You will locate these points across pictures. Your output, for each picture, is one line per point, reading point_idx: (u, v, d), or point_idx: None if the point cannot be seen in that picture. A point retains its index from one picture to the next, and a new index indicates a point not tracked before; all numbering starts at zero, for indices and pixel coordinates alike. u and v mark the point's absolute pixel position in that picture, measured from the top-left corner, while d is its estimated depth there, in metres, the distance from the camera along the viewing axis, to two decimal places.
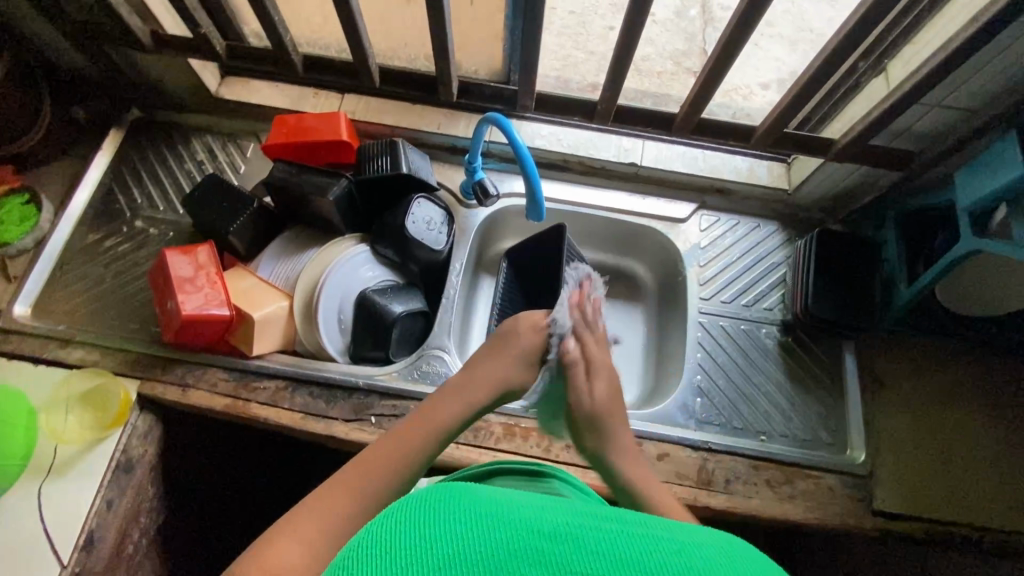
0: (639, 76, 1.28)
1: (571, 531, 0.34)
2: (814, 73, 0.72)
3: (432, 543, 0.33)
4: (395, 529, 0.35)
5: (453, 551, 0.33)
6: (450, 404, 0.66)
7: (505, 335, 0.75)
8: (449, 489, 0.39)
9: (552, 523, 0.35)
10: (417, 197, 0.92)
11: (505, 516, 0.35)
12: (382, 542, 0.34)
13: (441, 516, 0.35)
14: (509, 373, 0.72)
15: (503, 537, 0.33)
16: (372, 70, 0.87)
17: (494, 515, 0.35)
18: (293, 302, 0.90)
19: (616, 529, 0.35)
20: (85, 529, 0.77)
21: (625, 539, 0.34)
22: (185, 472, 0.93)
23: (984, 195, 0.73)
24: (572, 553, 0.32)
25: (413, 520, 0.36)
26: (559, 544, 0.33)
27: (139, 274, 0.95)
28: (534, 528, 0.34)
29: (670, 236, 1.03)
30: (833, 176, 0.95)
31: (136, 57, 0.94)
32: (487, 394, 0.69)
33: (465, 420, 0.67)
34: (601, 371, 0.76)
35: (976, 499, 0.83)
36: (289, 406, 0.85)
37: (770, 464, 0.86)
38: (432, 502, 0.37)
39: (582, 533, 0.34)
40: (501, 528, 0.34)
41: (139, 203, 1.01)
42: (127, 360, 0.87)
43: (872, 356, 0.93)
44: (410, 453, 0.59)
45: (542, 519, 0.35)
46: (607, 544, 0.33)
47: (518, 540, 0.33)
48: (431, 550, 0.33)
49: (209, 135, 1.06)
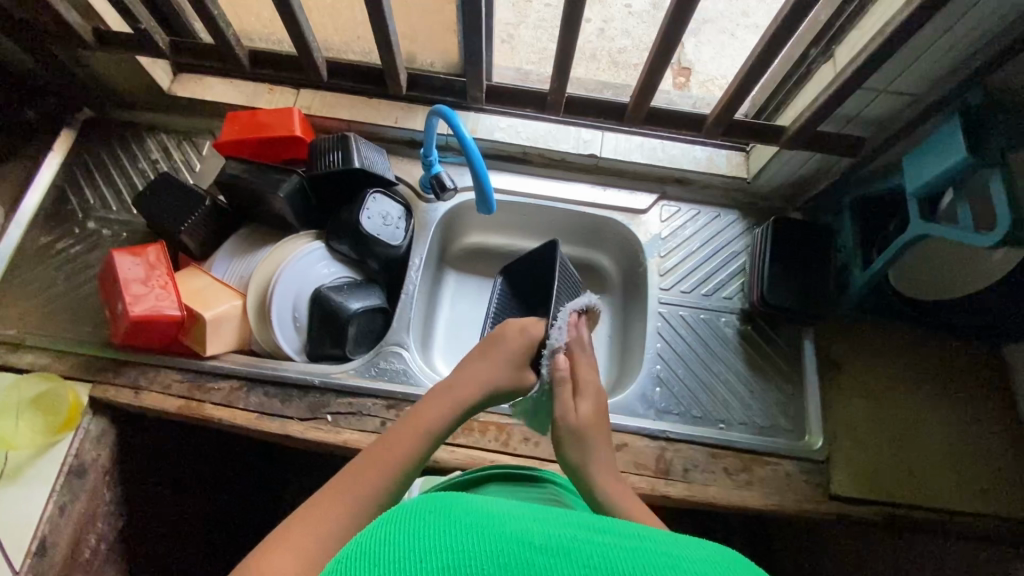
0: (613, 68, 1.27)
1: (562, 544, 0.34)
2: (757, 60, 0.72)
3: (420, 556, 0.33)
4: (384, 540, 0.35)
5: (444, 560, 0.33)
6: (433, 411, 0.64)
7: (494, 335, 0.74)
8: (443, 501, 0.39)
9: (544, 536, 0.35)
10: (372, 192, 0.92)
11: (496, 528, 0.35)
12: (375, 547, 0.34)
13: (430, 529, 0.35)
14: (495, 371, 0.70)
15: (494, 550, 0.33)
16: (319, 65, 0.86)
17: (486, 527, 0.35)
18: (246, 301, 0.89)
19: (607, 543, 0.35)
20: (37, 535, 0.76)
21: (616, 551, 0.34)
22: (146, 476, 0.93)
23: (926, 178, 0.73)
24: (561, 564, 0.32)
25: (406, 528, 0.36)
26: (546, 556, 0.33)
27: (91, 276, 0.93)
28: (525, 540, 0.34)
29: (630, 227, 1.03)
30: (790, 163, 0.95)
31: (83, 55, 0.93)
32: (473, 391, 0.68)
33: (451, 423, 0.65)
34: (589, 391, 0.72)
35: (931, 481, 0.84)
36: (243, 406, 0.84)
37: (728, 451, 0.87)
38: (424, 512, 0.38)
39: (573, 547, 0.34)
40: (493, 542, 0.34)
41: (91, 204, 0.99)
42: (79, 364, 0.86)
43: (829, 341, 0.94)
44: (389, 467, 0.57)
45: (534, 532, 0.35)
46: (597, 556, 0.33)
47: (508, 553, 0.33)
48: (423, 558, 0.33)
49: (164, 133, 1.05)
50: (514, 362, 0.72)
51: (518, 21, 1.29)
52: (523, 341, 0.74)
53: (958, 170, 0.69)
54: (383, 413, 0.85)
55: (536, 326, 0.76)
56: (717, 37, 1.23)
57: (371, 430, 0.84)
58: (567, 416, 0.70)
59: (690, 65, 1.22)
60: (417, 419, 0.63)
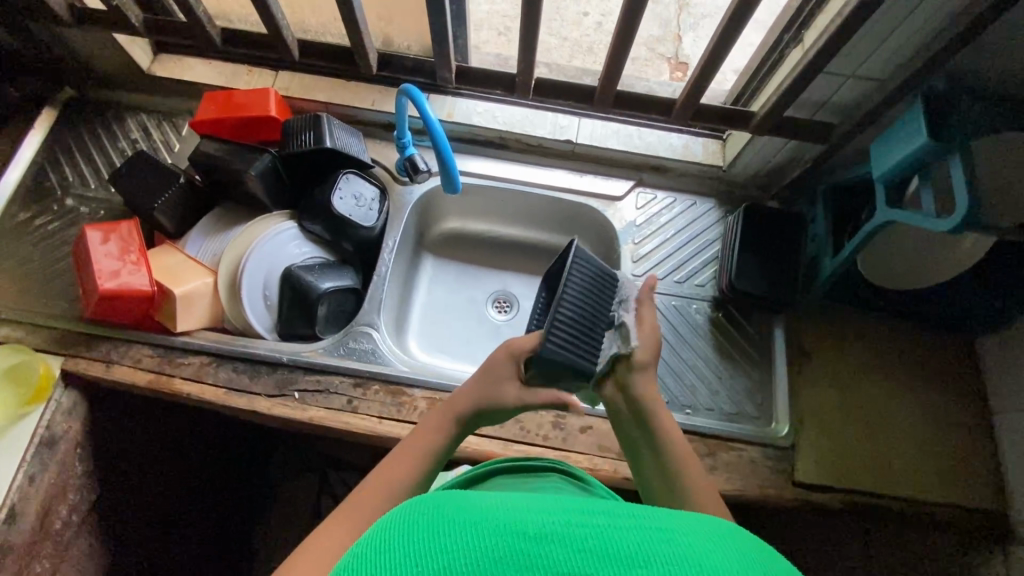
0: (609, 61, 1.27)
1: (558, 530, 0.32)
2: (720, 42, 0.72)
3: (413, 561, 0.31)
4: (376, 549, 0.33)
5: (438, 567, 0.31)
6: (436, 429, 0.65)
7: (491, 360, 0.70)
8: (428, 499, 0.36)
9: (537, 522, 0.33)
10: (345, 173, 0.93)
11: (488, 521, 0.33)
12: (365, 563, 0.32)
13: (422, 528, 0.33)
14: (484, 386, 0.68)
15: (488, 545, 0.31)
16: (291, 44, 0.87)
17: (477, 522, 0.33)
18: (218, 279, 0.90)
19: (605, 522, 0.33)
20: (6, 503, 0.78)
21: (614, 531, 0.32)
22: (118, 450, 0.94)
23: (892, 163, 0.73)
24: (559, 557, 0.31)
25: (394, 536, 0.33)
26: (541, 546, 0.31)
27: (67, 252, 0.95)
28: (518, 531, 0.32)
29: (605, 213, 1.03)
30: (763, 150, 0.95)
31: (63, 33, 0.94)
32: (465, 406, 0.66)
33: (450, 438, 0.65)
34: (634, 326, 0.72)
35: (896, 469, 0.84)
36: (212, 381, 0.85)
37: (693, 436, 0.87)
38: (409, 516, 0.35)
39: (571, 531, 0.32)
40: (486, 534, 0.32)
41: (70, 181, 1.00)
42: (52, 337, 0.87)
43: (800, 330, 0.94)
44: (396, 483, 0.58)
45: (527, 518, 0.33)
46: (595, 540, 0.32)
47: (503, 549, 0.31)
48: (416, 567, 0.31)
49: (144, 113, 1.06)
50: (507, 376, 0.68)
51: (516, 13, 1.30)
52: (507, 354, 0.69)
53: (921, 155, 0.69)
54: (350, 391, 0.86)
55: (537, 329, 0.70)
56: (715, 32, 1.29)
57: (338, 408, 0.84)
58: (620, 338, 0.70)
59: (688, 59, 1.27)
60: (421, 437, 0.64)
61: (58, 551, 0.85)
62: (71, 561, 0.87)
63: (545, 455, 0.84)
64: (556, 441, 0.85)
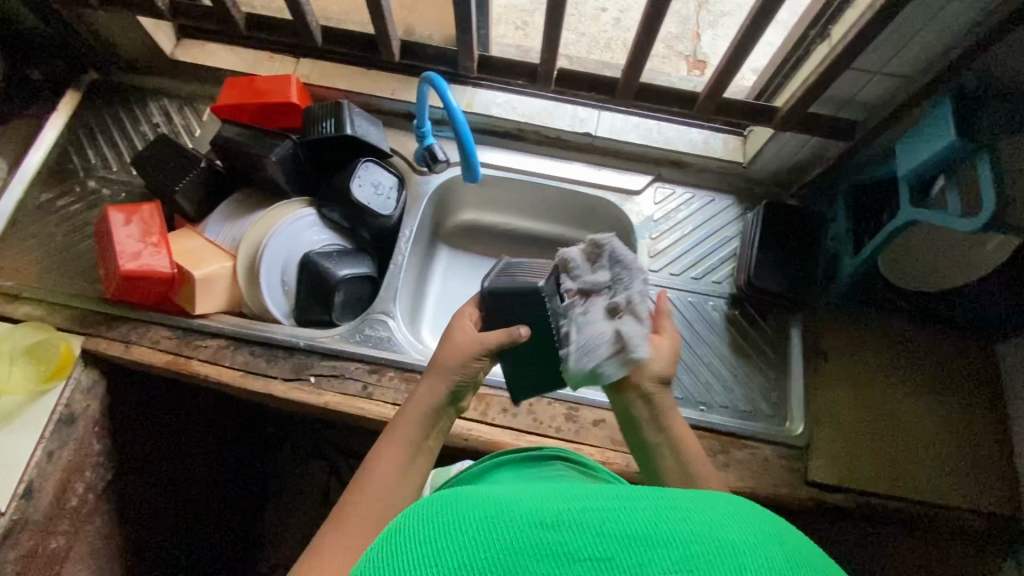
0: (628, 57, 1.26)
1: (576, 518, 0.33)
2: (747, 37, 0.72)
3: (433, 562, 0.32)
4: (396, 553, 0.34)
5: (461, 564, 0.31)
6: (428, 396, 0.65)
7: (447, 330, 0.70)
8: (448, 501, 0.37)
9: (555, 512, 0.34)
10: (364, 161, 0.93)
11: (508, 515, 0.34)
12: (390, 566, 0.32)
13: (443, 528, 0.34)
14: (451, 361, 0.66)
15: (506, 538, 0.32)
16: (314, 29, 0.87)
17: (498, 518, 0.34)
18: (237, 264, 0.91)
19: (620, 508, 0.34)
20: (25, 479, 0.79)
21: (631, 515, 0.33)
22: (135, 430, 0.95)
23: (917, 162, 0.72)
24: (581, 542, 0.31)
25: (418, 538, 0.34)
26: (561, 534, 0.32)
27: (89, 233, 0.96)
28: (537, 522, 0.33)
29: (623, 208, 1.03)
30: (786, 148, 0.94)
31: (89, 16, 0.95)
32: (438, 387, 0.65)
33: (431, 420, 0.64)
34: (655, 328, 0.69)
35: (914, 473, 0.83)
36: (229, 364, 0.86)
37: (707, 432, 0.87)
38: (432, 517, 0.36)
39: (588, 517, 0.33)
40: (504, 530, 0.33)
41: (93, 164, 1.01)
42: (73, 317, 0.89)
43: (817, 330, 0.93)
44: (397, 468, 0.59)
45: (545, 510, 0.34)
46: (613, 523, 0.32)
47: (523, 539, 0.32)
48: (440, 567, 0.31)
49: (166, 98, 1.06)
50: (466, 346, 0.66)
51: (533, 8, 1.30)
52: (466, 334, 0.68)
53: (947, 155, 0.68)
54: (365, 377, 0.86)
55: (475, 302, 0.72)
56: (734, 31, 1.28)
57: (353, 393, 0.85)
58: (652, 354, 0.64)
59: (705, 57, 1.26)
60: (415, 408, 0.64)
61: (74, 528, 0.86)
62: (86, 538, 0.89)
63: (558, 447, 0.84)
64: (569, 434, 0.85)
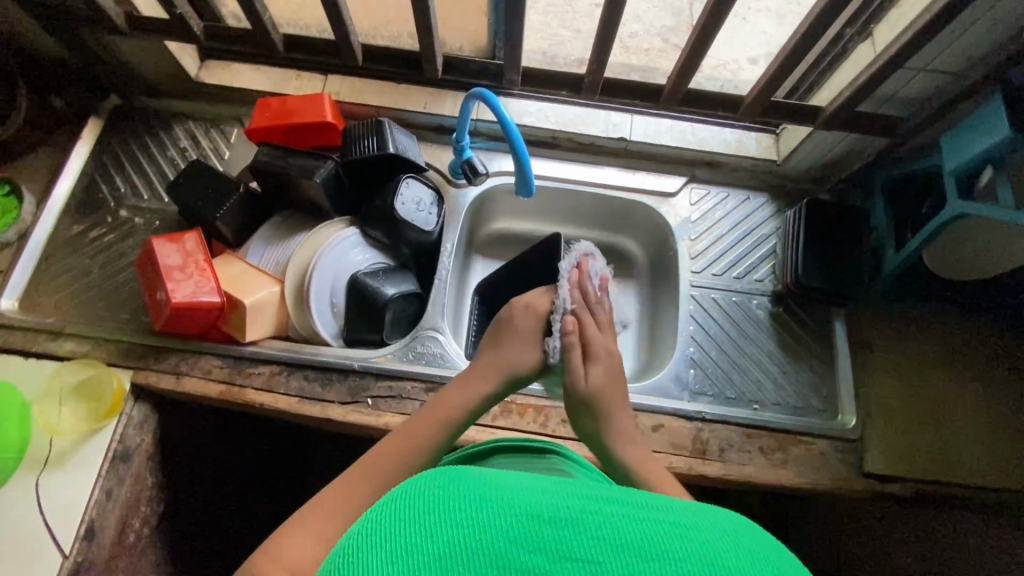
0: (628, 54, 1.25)
1: (574, 516, 0.32)
2: (802, 39, 0.72)
3: (430, 533, 0.31)
4: (398, 517, 0.33)
5: (454, 540, 0.31)
6: (476, 388, 0.68)
7: (502, 322, 0.75)
8: (446, 471, 0.36)
9: (555, 507, 0.33)
10: (405, 178, 0.92)
11: (505, 500, 0.33)
12: (383, 530, 0.32)
13: (444, 502, 0.33)
14: (513, 356, 0.72)
15: (505, 521, 0.31)
16: (354, 48, 0.87)
17: (495, 499, 0.33)
18: (284, 288, 0.90)
19: (616, 513, 0.33)
20: (85, 519, 0.77)
21: (629, 524, 0.32)
22: (183, 461, 0.93)
23: (969, 156, 0.73)
24: (575, 543, 0.31)
25: (411, 507, 0.33)
26: (561, 530, 0.31)
27: (126, 264, 0.94)
28: (536, 514, 0.32)
29: (660, 211, 1.03)
30: (821, 145, 0.95)
31: (114, 43, 0.93)
32: (494, 382, 0.70)
33: (474, 409, 0.67)
34: (599, 356, 0.73)
35: (964, 459, 0.85)
36: (284, 391, 0.85)
37: (763, 430, 0.87)
38: (428, 486, 0.35)
39: (588, 519, 0.32)
40: (506, 514, 0.32)
41: (122, 192, 0.99)
42: (119, 350, 0.87)
43: (862, 322, 0.94)
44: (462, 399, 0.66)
45: (544, 500, 0.33)
46: (609, 530, 0.31)
47: (518, 528, 0.31)
48: (432, 540, 0.31)
49: (192, 121, 1.04)
50: (530, 344, 0.73)
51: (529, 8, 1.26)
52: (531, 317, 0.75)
53: (1001, 149, 0.70)
54: (423, 396, 0.86)
55: (539, 298, 0.76)
56: (729, 22, 1.24)
57: (412, 413, 0.84)
58: (577, 381, 0.71)
59: None
60: (467, 390, 0.68)
61: (132, 565, 0.85)
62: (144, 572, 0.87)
63: None
64: None
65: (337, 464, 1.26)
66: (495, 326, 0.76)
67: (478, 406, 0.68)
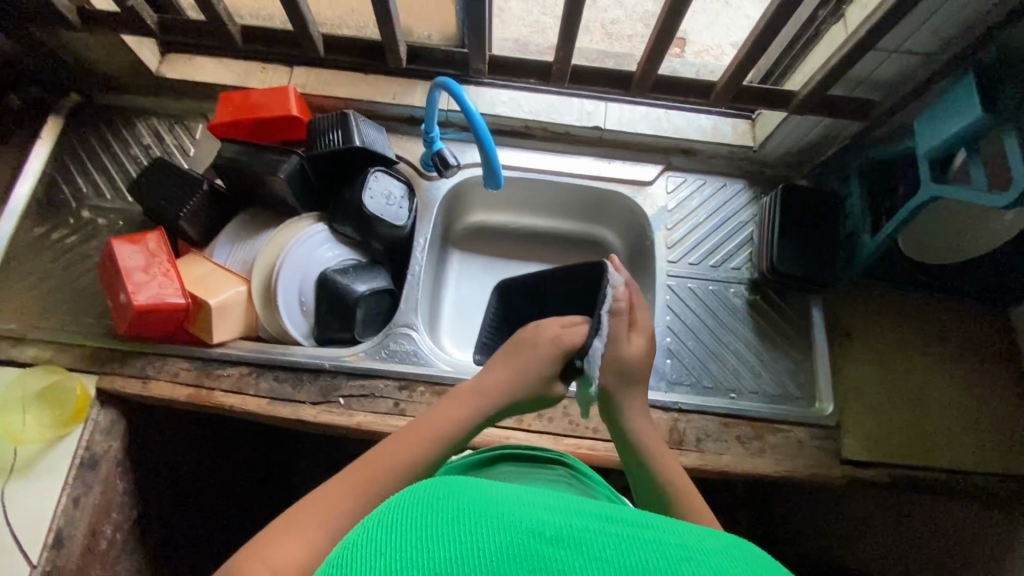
0: (611, 40, 1.23)
1: (576, 535, 0.30)
2: (771, 22, 0.70)
3: (425, 545, 0.28)
4: (392, 528, 0.30)
5: (450, 554, 0.28)
6: (470, 407, 0.63)
7: (522, 339, 0.67)
8: (445, 484, 0.34)
9: (556, 525, 0.30)
10: (374, 171, 0.90)
11: (506, 516, 0.30)
12: (376, 540, 0.29)
13: (443, 517, 0.30)
14: (518, 381, 0.65)
15: (505, 538, 0.29)
16: (315, 38, 0.84)
17: (494, 515, 0.30)
18: (251, 287, 0.88)
19: (618, 533, 0.30)
20: (53, 528, 0.76)
21: (633, 544, 0.29)
22: (156, 464, 0.92)
23: (941, 139, 0.72)
24: (576, 562, 0.28)
25: (406, 517, 0.31)
26: (561, 549, 0.29)
27: (89, 266, 0.91)
28: (535, 531, 0.30)
29: (637, 200, 1.02)
30: (797, 130, 0.94)
31: (70, 38, 0.90)
32: (493, 402, 0.64)
33: (471, 428, 0.62)
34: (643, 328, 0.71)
35: (938, 443, 0.85)
36: (254, 392, 0.84)
37: (740, 420, 0.87)
38: (426, 496, 0.33)
39: (589, 538, 0.30)
40: (504, 533, 0.29)
41: (84, 193, 0.96)
42: (84, 355, 0.85)
43: (839, 308, 0.94)
44: (460, 417, 0.61)
45: (543, 519, 0.31)
46: (611, 550, 0.29)
47: (517, 545, 0.29)
48: (428, 553, 0.28)
49: (154, 117, 1.01)
50: (539, 374, 0.66)
51: None
52: (554, 351, 0.66)
53: (974, 131, 0.68)
54: (396, 394, 0.84)
55: (568, 330, 0.67)
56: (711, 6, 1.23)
57: (385, 412, 0.83)
58: (625, 350, 0.68)
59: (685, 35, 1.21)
60: (462, 403, 0.63)
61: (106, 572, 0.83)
62: None
63: (597, 448, 0.83)
64: (605, 434, 0.85)
65: (318, 463, 1.25)
66: (511, 344, 0.68)
67: (473, 424, 0.63)
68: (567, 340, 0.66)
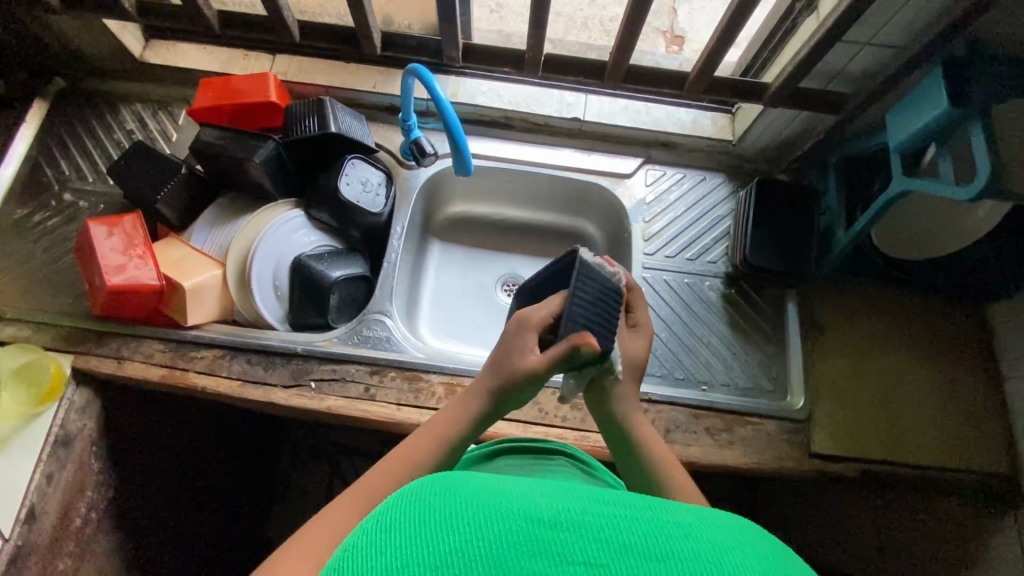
0: (606, 37, 1.23)
1: (575, 517, 0.30)
2: (737, 13, 0.71)
3: (426, 540, 0.28)
4: (392, 525, 0.30)
5: (450, 547, 0.28)
6: (468, 403, 0.61)
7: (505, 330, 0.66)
8: (443, 478, 0.34)
9: (554, 509, 0.31)
10: (351, 158, 0.91)
11: (505, 504, 0.30)
12: (378, 540, 0.29)
13: (443, 510, 0.30)
14: (505, 361, 0.61)
15: (505, 526, 0.29)
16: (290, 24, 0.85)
17: (494, 504, 0.31)
18: (226, 271, 0.88)
19: (616, 514, 0.31)
20: (26, 503, 0.77)
21: (631, 525, 0.30)
22: (133, 445, 0.93)
23: (911, 132, 0.72)
24: (577, 545, 0.28)
25: (405, 514, 0.31)
26: (562, 533, 0.29)
27: (69, 248, 0.93)
28: (534, 517, 0.30)
29: (615, 192, 1.02)
30: (775, 124, 0.94)
31: (52, 22, 0.91)
32: (487, 391, 0.61)
33: (474, 425, 0.60)
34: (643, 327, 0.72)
35: (908, 438, 0.85)
36: (227, 374, 0.84)
37: (709, 412, 0.87)
38: (425, 491, 0.33)
39: (588, 520, 0.30)
40: (503, 522, 0.29)
41: (66, 176, 0.97)
42: (60, 335, 0.86)
43: (813, 302, 0.94)
44: (458, 416, 0.60)
45: (542, 504, 0.31)
46: (611, 530, 0.29)
47: (518, 532, 0.29)
48: (428, 547, 0.28)
49: (138, 102, 1.03)
50: (520, 349, 0.61)
51: None
52: (524, 328, 0.62)
53: (941, 124, 0.68)
54: (367, 379, 0.85)
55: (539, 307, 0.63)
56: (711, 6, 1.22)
57: (356, 396, 0.84)
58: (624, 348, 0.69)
59: (683, 33, 1.21)
60: (462, 403, 0.61)
61: (78, 550, 0.84)
62: (93, 556, 0.87)
63: (565, 436, 0.84)
64: (574, 422, 0.85)
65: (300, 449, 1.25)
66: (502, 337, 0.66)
67: (476, 419, 0.60)
68: (533, 314, 0.63)
